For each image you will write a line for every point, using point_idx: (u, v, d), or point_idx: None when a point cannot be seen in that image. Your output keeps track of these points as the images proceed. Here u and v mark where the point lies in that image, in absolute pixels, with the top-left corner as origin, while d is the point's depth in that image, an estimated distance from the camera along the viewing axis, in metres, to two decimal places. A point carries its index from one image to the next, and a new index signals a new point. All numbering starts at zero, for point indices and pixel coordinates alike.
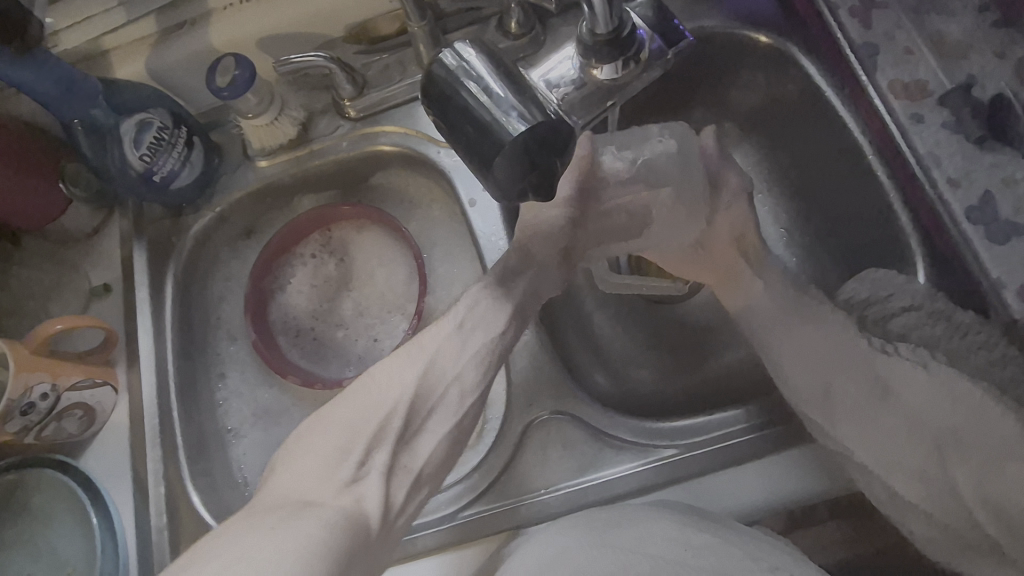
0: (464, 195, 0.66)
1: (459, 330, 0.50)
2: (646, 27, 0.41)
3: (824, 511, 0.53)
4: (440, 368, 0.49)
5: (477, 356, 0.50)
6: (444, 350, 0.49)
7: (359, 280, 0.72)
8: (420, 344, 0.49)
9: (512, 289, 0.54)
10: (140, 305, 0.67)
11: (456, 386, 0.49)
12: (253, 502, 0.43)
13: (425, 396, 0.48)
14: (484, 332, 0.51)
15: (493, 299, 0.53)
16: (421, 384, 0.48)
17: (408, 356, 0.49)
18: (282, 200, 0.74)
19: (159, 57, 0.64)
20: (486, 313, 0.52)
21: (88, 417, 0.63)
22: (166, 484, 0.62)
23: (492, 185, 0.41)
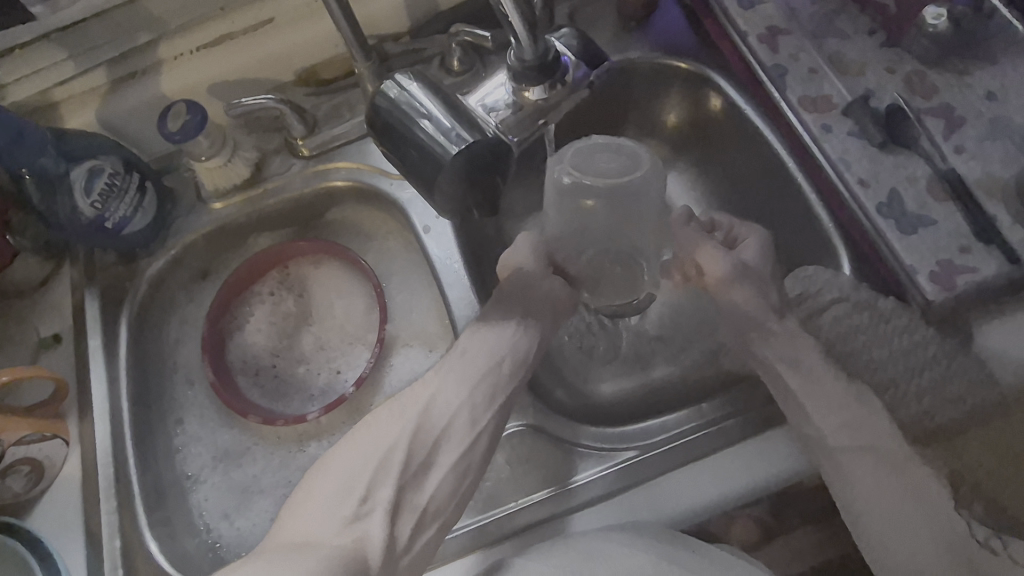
0: (419, 222, 0.68)
1: (463, 364, 0.52)
2: (571, 55, 0.45)
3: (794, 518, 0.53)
4: (443, 403, 0.50)
5: (481, 388, 0.52)
6: (448, 386, 0.51)
7: (319, 314, 0.72)
8: (423, 381, 0.52)
9: (515, 325, 0.55)
10: (93, 352, 0.66)
11: (460, 420, 0.50)
12: (261, 544, 0.46)
13: (428, 433, 0.49)
14: (488, 367, 0.52)
15: (492, 332, 0.54)
16: (426, 417, 0.50)
17: (412, 395, 0.51)
18: (238, 241, 0.74)
19: (111, 106, 0.65)
20: (487, 348, 0.53)
21: (35, 473, 0.60)
22: (122, 536, 0.59)
23: (439, 197, 0.49)
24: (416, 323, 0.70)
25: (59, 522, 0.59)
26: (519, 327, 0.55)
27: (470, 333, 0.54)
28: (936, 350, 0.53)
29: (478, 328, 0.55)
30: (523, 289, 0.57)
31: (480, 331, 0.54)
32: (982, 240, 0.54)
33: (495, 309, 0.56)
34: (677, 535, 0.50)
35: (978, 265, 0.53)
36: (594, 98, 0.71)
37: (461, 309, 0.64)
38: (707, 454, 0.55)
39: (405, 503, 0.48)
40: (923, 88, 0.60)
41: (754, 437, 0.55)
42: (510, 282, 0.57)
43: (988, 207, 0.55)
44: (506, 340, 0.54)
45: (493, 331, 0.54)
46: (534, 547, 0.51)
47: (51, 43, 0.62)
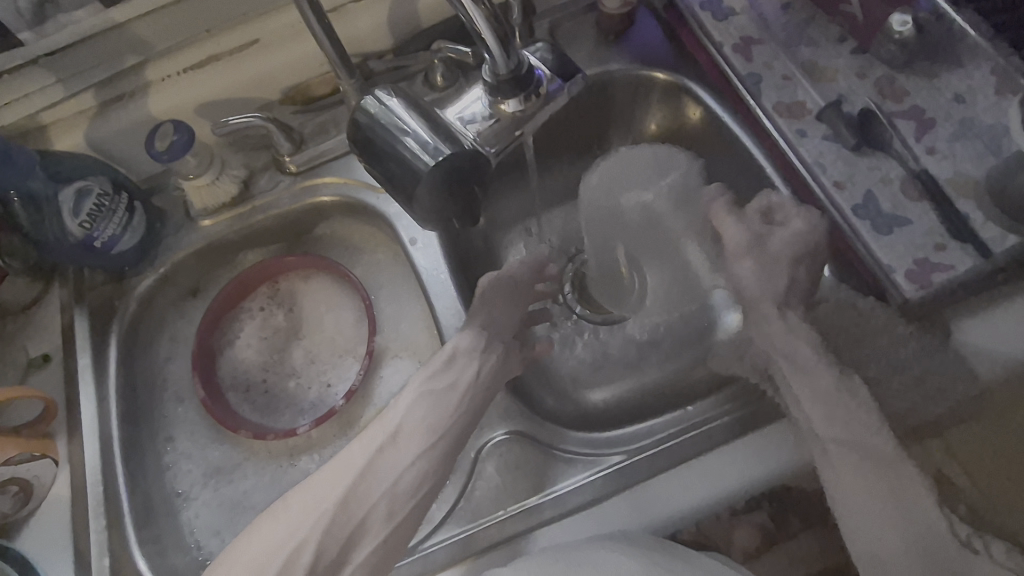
0: (405, 235, 0.69)
1: (395, 442, 0.49)
2: (545, 68, 0.46)
3: (796, 524, 0.58)
4: (369, 484, 0.47)
5: (409, 473, 0.48)
6: (377, 467, 0.48)
7: (309, 328, 0.73)
8: (352, 455, 0.48)
9: (452, 403, 0.53)
10: (82, 371, 0.66)
11: (380, 509, 0.47)
12: None
13: (344, 522, 0.46)
14: (419, 449, 0.49)
15: (427, 405, 0.52)
16: (344, 505, 0.46)
17: (337, 471, 0.48)
18: (227, 258, 0.75)
19: (99, 128, 0.66)
20: (417, 424, 0.50)
21: (23, 494, 0.60)
22: (111, 555, 0.59)
23: (420, 210, 0.49)
24: (405, 334, 0.71)
25: (48, 542, 0.59)
26: (454, 401, 0.53)
27: (408, 403, 0.51)
28: (916, 346, 0.54)
29: (418, 396, 0.52)
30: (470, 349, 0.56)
31: (419, 403, 0.51)
32: (957, 237, 0.55)
33: (435, 380, 0.53)
34: (666, 544, 0.50)
35: (953, 263, 0.54)
36: (575, 108, 0.73)
37: (448, 319, 0.64)
38: (695, 455, 0.55)
39: None
40: (894, 92, 0.61)
41: (742, 437, 0.55)
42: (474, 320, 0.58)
43: (960, 206, 0.56)
44: (443, 418, 0.52)
45: (430, 405, 0.52)
46: (523, 558, 0.51)
47: (39, 68, 0.62)
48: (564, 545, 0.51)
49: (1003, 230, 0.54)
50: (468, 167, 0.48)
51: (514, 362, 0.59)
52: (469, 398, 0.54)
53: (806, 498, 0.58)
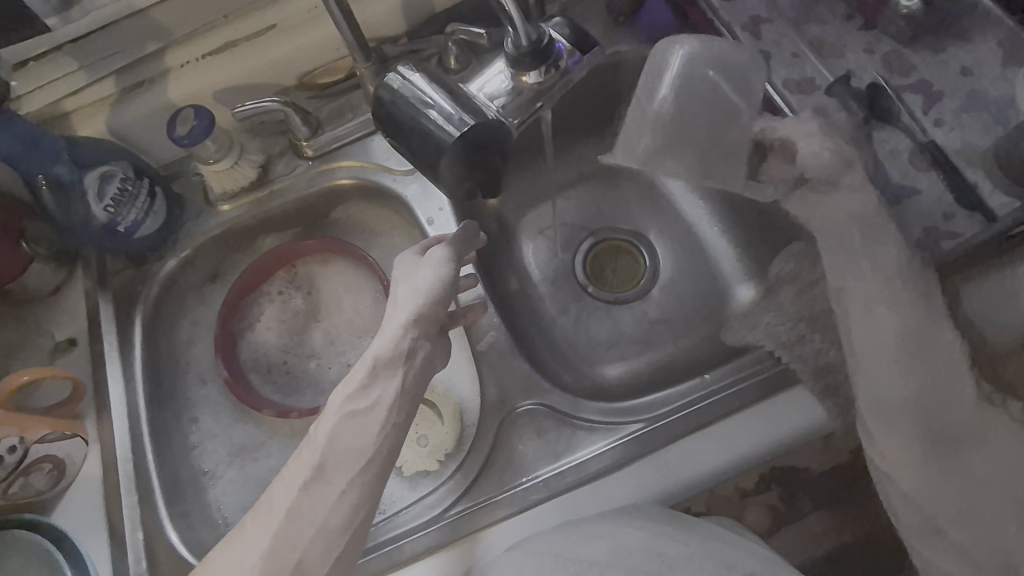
0: (423, 215, 0.70)
1: (320, 477, 0.48)
2: (565, 42, 0.47)
3: (808, 505, 0.59)
4: (301, 525, 0.47)
5: (342, 506, 0.48)
6: (304, 506, 0.47)
7: (328, 310, 0.74)
8: (278, 500, 0.48)
9: (374, 428, 0.50)
10: (109, 355, 0.68)
11: (315, 547, 0.47)
12: None
13: (279, 570, 0.46)
14: (346, 481, 0.48)
15: (348, 432, 0.49)
16: (277, 549, 0.46)
17: (265, 516, 0.48)
18: (245, 243, 0.76)
19: (119, 113, 0.67)
20: (342, 454, 0.49)
21: (57, 472, 0.60)
22: (143, 529, 0.61)
23: (444, 182, 0.50)
24: None
25: (80, 520, 0.61)
26: (378, 422, 0.50)
27: (329, 433, 0.49)
28: None
29: (338, 424, 0.49)
30: (390, 362, 0.51)
31: (340, 433, 0.49)
32: (964, 207, 0.57)
33: (352, 404, 0.50)
34: (678, 517, 0.51)
35: (960, 231, 0.56)
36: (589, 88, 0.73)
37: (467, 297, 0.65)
38: (714, 423, 0.56)
39: None
40: (901, 66, 0.63)
41: (761, 403, 0.56)
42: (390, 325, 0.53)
43: (968, 174, 0.58)
44: (365, 445, 0.49)
45: (352, 433, 0.49)
46: (541, 534, 0.52)
47: (62, 54, 0.64)
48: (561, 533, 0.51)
49: (1009, 198, 0.56)
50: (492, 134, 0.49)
51: (439, 365, 0.54)
52: (396, 413, 0.51)
53: (813, 479, 0.59)
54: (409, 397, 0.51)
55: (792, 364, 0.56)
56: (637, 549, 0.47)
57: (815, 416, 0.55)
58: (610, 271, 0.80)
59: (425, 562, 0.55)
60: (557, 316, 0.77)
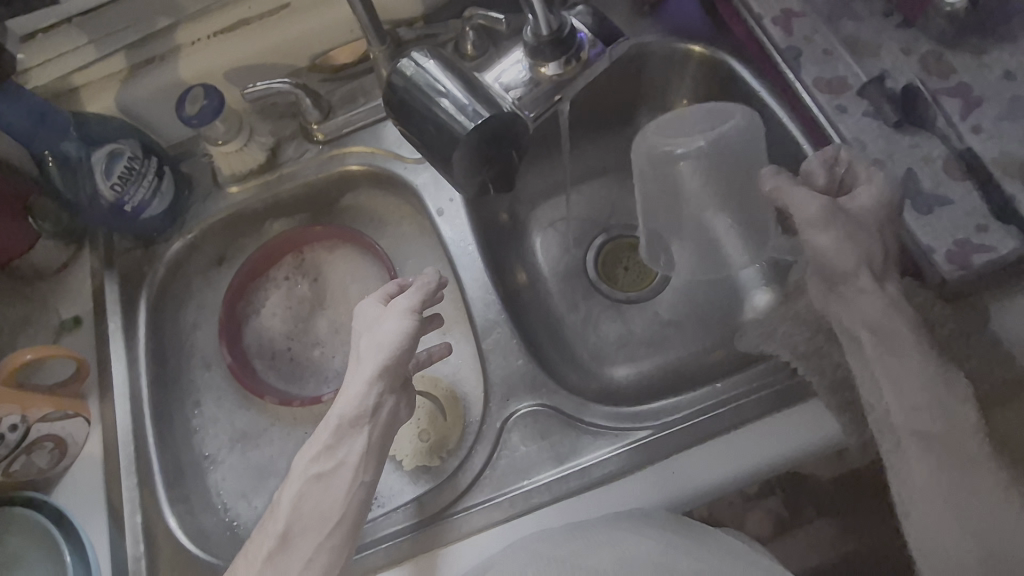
0: (432, 206, 0.68)
1: (286, 545, 0.48)
2: (587, 31, 0.45)
3: (812, 511, 0.58)
4: None
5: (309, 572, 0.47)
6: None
7: (335, 298, 0.74)
8: (246, 567, 0.48)
9: (340, 491, 0.49)
10: (113, 335, 0.67)
11: None
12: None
13: None
14: (312, 547, 0.47)
15: (310, 499, 0.49)
16: None
17: None
18: (253, 227, 0.75)
19: (128, 92, 0.66)
20: (308, 521, 0.48)
21: (59, 451, 0.60)
22: (143, 512, 0.61)
23: (456, 176, 0.49)
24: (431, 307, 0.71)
25: (81, 498, 0.61)
26: (341, 485, 0.49)
27: (293, 498, 0.49)
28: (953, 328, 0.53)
29: (303, 489, 0.49)
30: (351, 425, 0.50)
31: (304, 498, 0.49)
32: (998, 218, 0.54)
33: (318, 466, 0.50)
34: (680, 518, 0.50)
35: (995, 245, 0.53)
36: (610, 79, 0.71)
37: (476, 292, 0.64)
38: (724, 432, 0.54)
39: None
40: (939, 68, 0.59)
41: (773, 414, 0.54)
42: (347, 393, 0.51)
43: (1006, 185, 0.55)
44: (332, 508, 0.48)
45: (316, 498, 0.49)
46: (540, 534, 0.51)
47: (72, 27, 0.64)
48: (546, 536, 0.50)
49: None
50: (509, 130, 0.47)
51: (404, 418, 0.53)
52: (361, 475, 0.50)
53: (818, 487, 0.57)
54: (372, 459, 0.50)
55: (807, 376, 0.55)
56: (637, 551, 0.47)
57: (830, 429, 0.53)
58: (622, 269, 0.79)
59: (424, 559, 0.54)
60: (566, 313, 0.76)
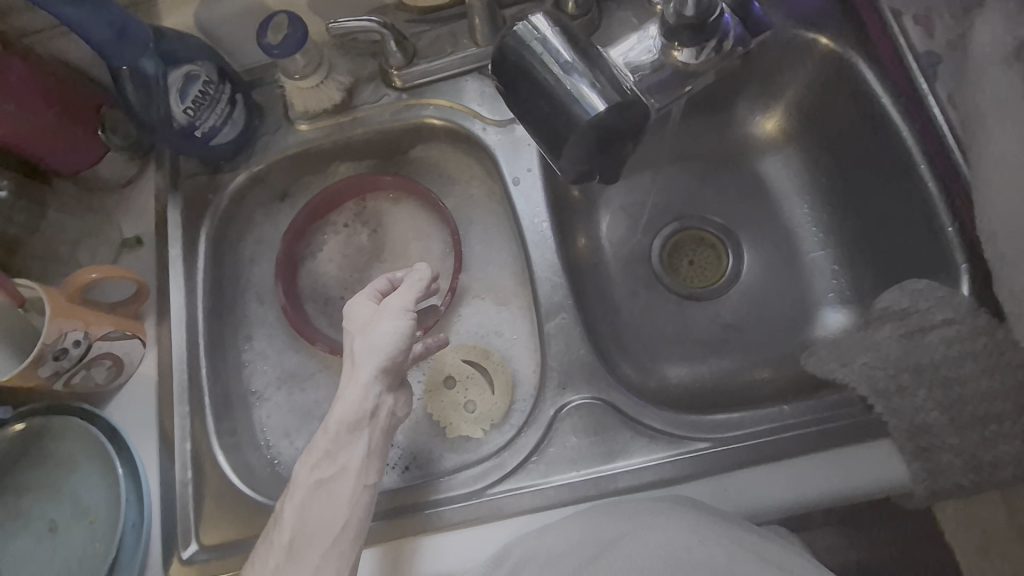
0: (508, 173, 0.64)
1: (292, 556, 0.45)
2: (729, 13, 0.44)
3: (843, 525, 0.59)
4: None
5: None
6: None
7: (393, 252, 0.72)
8: None
9: (343, 496, 0.48)
10: (175, 260, 0.66)
11: None
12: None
13: None
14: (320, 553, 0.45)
15: (319, 497, 0.47)
16: None
17: None
18: (318, 167, 0.74)
19: (211, 8, 0.63)
20: (317, 521, 0.46)
21: (116, 368, 0.61)
22: (192, 440, 0.60)
23: (562, 162, 0.45)
24: (492, 276, 0.69)
25: (134, 416, 0.62)
26: (346, 480, 0.48)
27: (296, 508, 0.47)
28: None
29: (304, 497, 0.47)
30: (354, 422, 0.50)
31: (308, 504, 0.47)
32: None
33: (319, 472, 0.48)
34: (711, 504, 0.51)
35: None
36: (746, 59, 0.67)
37: (543, 271, 0.60)
38: (786, 458, 0.52)
39: None
40: None
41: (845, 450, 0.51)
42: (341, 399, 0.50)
43: None
44: (337, 513, 0.47)
45: (320, 503, 0.47)
46: (575, 513, 0.52)
47: None
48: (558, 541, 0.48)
49: None
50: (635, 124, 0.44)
51: (403, 417, 0.54)
52: (362, 478, 0.48)
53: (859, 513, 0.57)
54: (373, 452, 0.50)
55: (886, 415, 0.52)
56: (665, 547, 0.45)
57: (899, 472, 0.50)
58: (686, 264, 0.76)
59: (436, 537, 0.55)
60: (624, 301, 0.73)
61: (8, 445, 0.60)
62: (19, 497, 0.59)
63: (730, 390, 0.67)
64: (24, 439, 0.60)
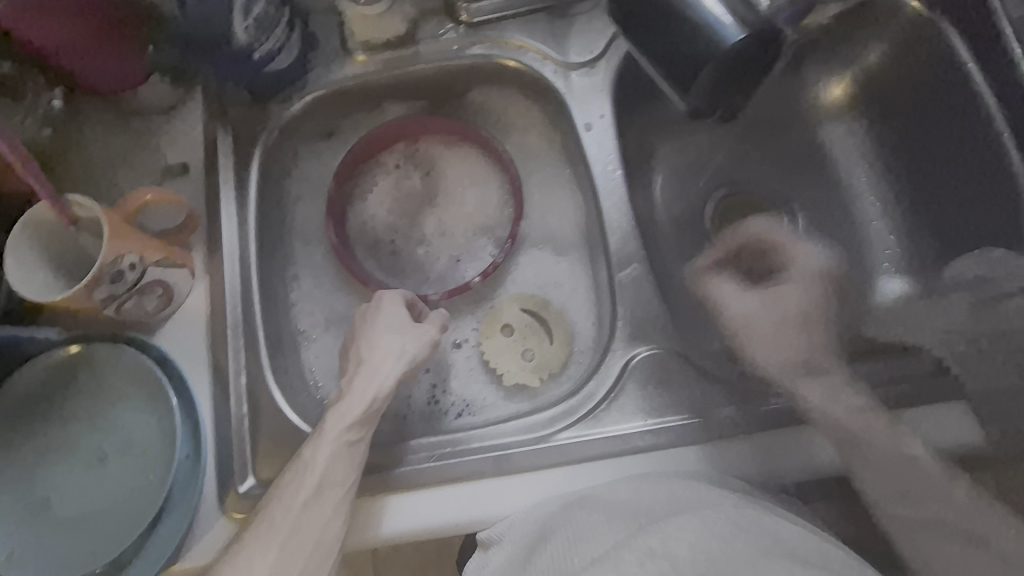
0: (579, 118, 0.62)
1: (319, 495, 0.51)
2: None
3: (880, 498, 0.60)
4: (299, 539, 0.49)
5: (333, 526, 0.50)
6: (304, 522, 0.50)
7: (446, 198, 0.70)
8: (276, 516, 0.50)
9: (361, 459, 0.53)
10: (224, 191, 0.63)
11: (318, 558, 0.49)
12: (258, 513, 0.50)
13: (291, 563, 0.48)
14: (339, 499, 0.51)
15: (349, 453, 0.53)
16: (276, 567, 0.48)
17: (266, 533, 0.49)
18: (368, 105, 0.70)
19: None
20: (341, 477, 0.52)
21: (167, 296, 0.59)
22: (247, 375, 0.59)
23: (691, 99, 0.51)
24: (550, 227, 0.67)
25: (181, 351, 0.59)
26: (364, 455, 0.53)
27: (326, 458, 0.52)
28: None
29: (334, 451, 0.52)
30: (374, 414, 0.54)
31: (335, 459, 0.52)
32: None
33: (351, 433, 0.53)
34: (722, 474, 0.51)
35: None
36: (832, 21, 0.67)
37: (613, 221, 0.59)
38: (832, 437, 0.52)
39: (299, 529, 0.50)
40: None
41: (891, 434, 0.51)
42: (366, 376, 0.55)
43: None
44: (353, 470, 0.52)
45: (346, 457, 0.52)
46: (658, 470, 0.53)
47: None
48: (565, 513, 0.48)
49: None
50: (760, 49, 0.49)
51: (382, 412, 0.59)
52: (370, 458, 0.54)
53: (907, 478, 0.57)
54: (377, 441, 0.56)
55: (965, 378, 0.52)
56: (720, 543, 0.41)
57: (973, 433, 0.51)
58: (740, 228, 0.74)
59: (419, 494, 0.54)
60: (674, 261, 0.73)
61: (47, 373, 0.57)
62: (64, 424, 0.57)
63: None
64: (66, 367, 0.57)
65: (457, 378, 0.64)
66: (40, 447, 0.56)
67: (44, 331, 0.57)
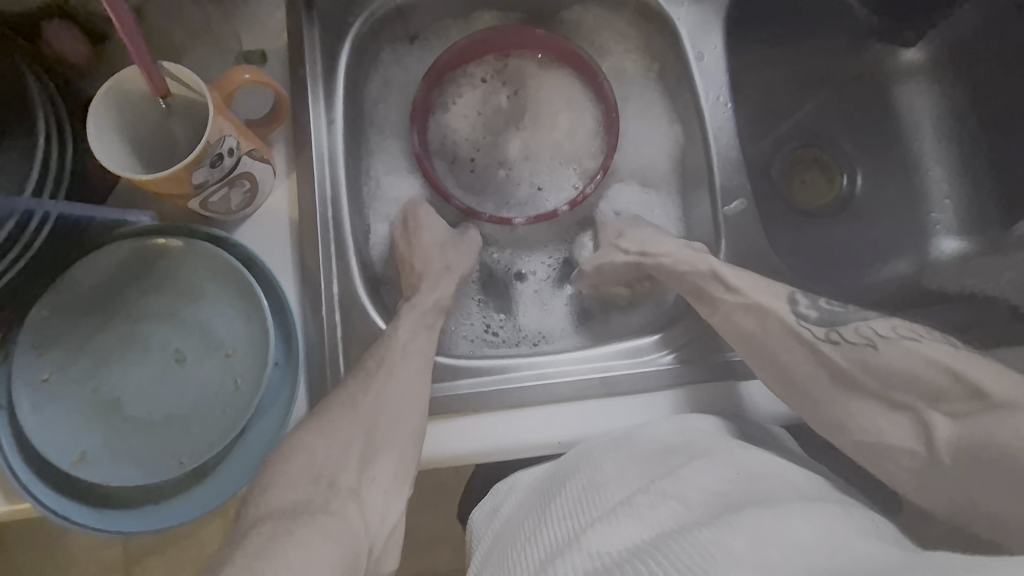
0: (692, 49, 0.62)
1: (394, 365, 0.54)
2: None
3: None
4: (375, 411, 0.52)
5: (409, 405, 0.53)
6: (381, 393, 0.53)
7: (535, 119, 0.67)
8: (359, 383, 0.53)
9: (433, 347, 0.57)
10: (311, 86, 0.59)
11: (397, 430, 0.52)
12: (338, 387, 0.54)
13: (370, 434, 0.52)
14: (414, 378, 0.54)
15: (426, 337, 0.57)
16: (358, 438, 0.52)
17: (346, 404, 0.52)
18: (462, 12, 0.66)
19: None
20: (422, 355, 0.56)
21: (251, 193, 0.54)
22: (338, 281, 0.57)
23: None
24: (640, 158, 0.66)
25: (263, 252, 0.56)
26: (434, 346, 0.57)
27: (404, 338, 0.56)
28: None
29: (411, 334, 0.57)
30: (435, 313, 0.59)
31: (411, 341, 0.56)
32: None
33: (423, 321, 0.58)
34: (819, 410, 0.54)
35: None
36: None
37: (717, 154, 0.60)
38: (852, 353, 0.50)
39: (372, 409, 0.53)
40: None
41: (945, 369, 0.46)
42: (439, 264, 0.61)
43: None
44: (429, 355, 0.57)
45: (421, 344, 0.57)
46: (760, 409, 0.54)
47: None
48: (580, 454, 0.50)
49: None
50: None
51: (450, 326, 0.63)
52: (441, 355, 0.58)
53: None
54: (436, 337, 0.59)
55: None
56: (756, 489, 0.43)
57: None
58: (810, 181, 0.75)
59: (450, 425, 0.54)
60: None
61: (113, 266, 0.51)
62: (131, 323, 0.52)
63: (867, 301, 0.66)
64: (133, 261, 0.52)
65: (539, 303, 0.64)
66: (105, 345, 0.51)
67: (138, 216, 0.53)
